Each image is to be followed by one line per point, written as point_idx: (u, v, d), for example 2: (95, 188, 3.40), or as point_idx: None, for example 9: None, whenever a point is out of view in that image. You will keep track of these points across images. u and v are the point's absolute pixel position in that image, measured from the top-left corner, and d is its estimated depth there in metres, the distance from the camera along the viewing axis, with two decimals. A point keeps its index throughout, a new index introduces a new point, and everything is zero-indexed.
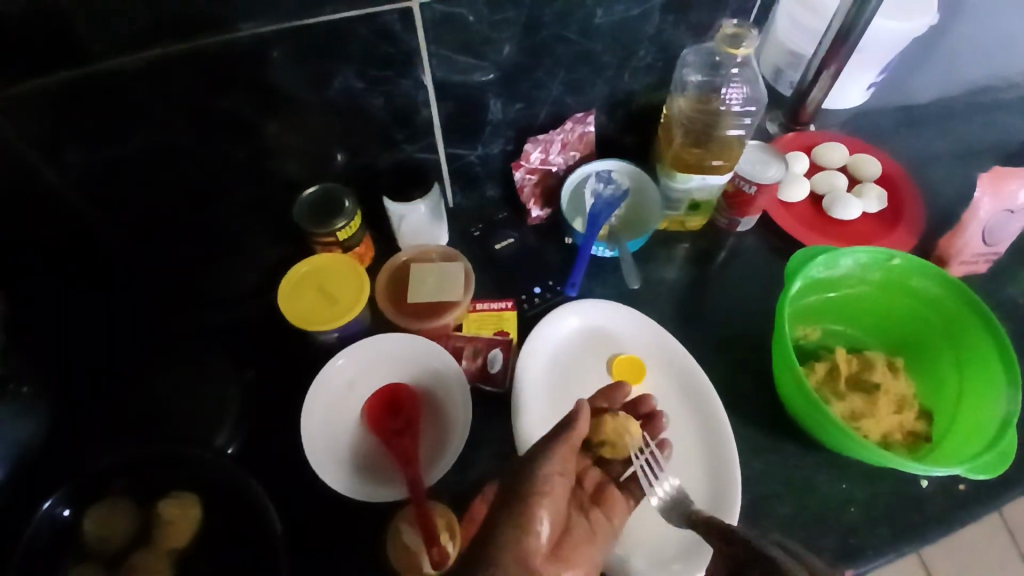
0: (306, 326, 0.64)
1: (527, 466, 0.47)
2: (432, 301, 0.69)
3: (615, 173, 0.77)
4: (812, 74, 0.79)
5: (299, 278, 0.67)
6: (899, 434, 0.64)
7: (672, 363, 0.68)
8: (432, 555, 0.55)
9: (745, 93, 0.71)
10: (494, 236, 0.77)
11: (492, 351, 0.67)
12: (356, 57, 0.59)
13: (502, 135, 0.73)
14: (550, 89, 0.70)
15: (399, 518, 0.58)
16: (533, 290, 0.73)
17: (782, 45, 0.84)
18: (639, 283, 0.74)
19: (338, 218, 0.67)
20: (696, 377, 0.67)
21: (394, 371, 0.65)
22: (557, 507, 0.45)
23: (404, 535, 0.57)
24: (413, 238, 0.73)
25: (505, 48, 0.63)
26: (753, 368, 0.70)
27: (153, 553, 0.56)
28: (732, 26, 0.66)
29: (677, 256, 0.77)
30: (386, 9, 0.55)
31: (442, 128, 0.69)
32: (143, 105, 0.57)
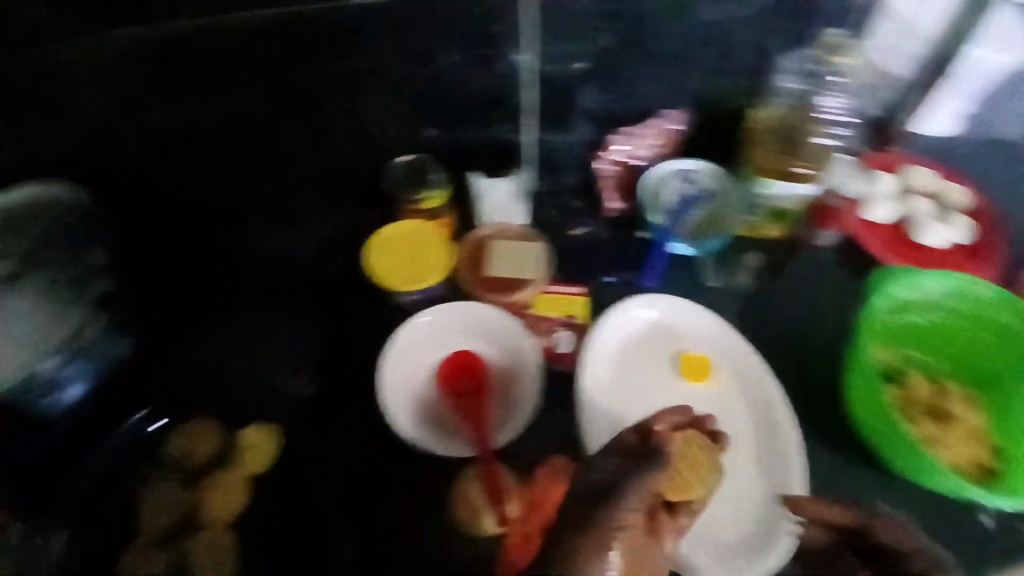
0: (387, 283, 0.67)
1: (604, 494, 0.43)
2: (506, 277, 0.70)
3: (698, 172, 0.76)
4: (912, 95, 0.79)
5: (387, 238, 0.70)
6: (971, 465, 0.63)
7: (739, 366, 0.68)
8: (498, 515, 0.56)
9: (841, 103, 0.73)
10: (569, 224, 0.77)
11: (559, 332, 0.69)
12: (468, 34, 0.63)
13: (590, 124, 0.74)
14: (643, 83, 0.72)
15: (463, 477, 0.60)
16: (605, 279, 0.74)
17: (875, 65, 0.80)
18: (714, 282, 0.75)
19: (429, 188, 0.72)
20: (763, 381, 0.67)
21: (464, 339, 0.66)
22: (632, 542, 0.43)
23: (469, 499, 0.58)
24: (493, 216, 0.73)
25: (604, 40, 0.67)
26: (817, 382, 0.70)
27: (235, 475, 0.61)
28: (833, 36, 0.70)
29: (747, 263, 0.76)
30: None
31: (536, 110, 0.71)
32: (272, 60, 0.62)
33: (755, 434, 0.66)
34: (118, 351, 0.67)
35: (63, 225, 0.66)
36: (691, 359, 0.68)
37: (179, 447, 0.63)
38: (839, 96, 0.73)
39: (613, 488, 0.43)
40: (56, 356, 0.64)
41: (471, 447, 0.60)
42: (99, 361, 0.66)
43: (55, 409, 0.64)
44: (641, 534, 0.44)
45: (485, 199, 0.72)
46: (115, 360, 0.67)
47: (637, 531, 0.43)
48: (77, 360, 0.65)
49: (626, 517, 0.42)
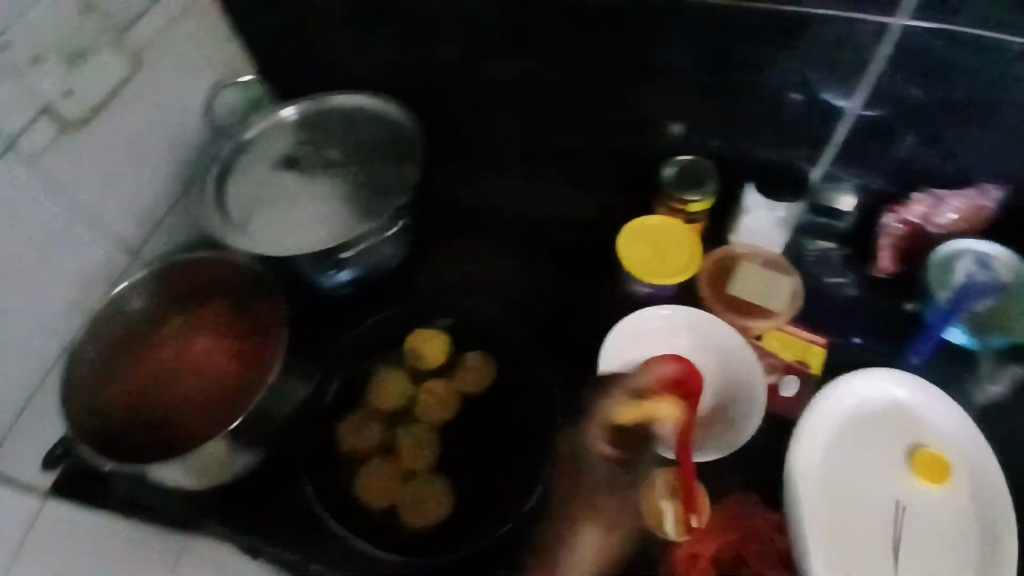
0: (631, 270, 0.67)
1: (626, 511, 0.55)
2: (748, 302, 0.68)
3: (997, 262, 0.68)
4: None
5: (640, 229, 0.69)
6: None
7: (980, 481, 0.60)
8: (692, 521, 0.58)
9: None
10: (826, 270, 0.73)
11: (788, 375, 0.65)
12: (806, 57, 0.60)
13: (888, 173, 0.69)
14: (975, 148, 0.64)
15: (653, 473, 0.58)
16: (851, 339, 0.69)
17: None
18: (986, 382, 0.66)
19: (694, 191, 0.68)
20: (1002, 507, 0.58)
21: (687, 347, 0.66)
22: (605, 522, 0.54)
23: (660, 494, 0.58)
24: (750, 239, 0.71)
25: (956, 94, 0.59)
26: None
27: (453, 389, 0.64)
28: None
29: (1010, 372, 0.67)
30: (870, 18, 0.55)
31: (839, 146, 0.67)
32: (606, 39, 0.63)
33: (970, 554, 0.58)
34: (388, 254, 0.70)
35: (380, 131, 0.72)
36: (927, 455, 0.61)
37: (410, 347, 0.66)
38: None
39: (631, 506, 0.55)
40: (350, 246, 0.66)
41: (671, 450, 0.59)
42: (368, 265, 0.70)
43: (329, 292, 0.71)
44: (613, 515, 0.54)
45: (753, 219, 0.69)
46: (385, 263, 0.71)
47: (607, 511, 0.54)
48: (355, 261, 0.68)
49: (599, 513, 0.54)
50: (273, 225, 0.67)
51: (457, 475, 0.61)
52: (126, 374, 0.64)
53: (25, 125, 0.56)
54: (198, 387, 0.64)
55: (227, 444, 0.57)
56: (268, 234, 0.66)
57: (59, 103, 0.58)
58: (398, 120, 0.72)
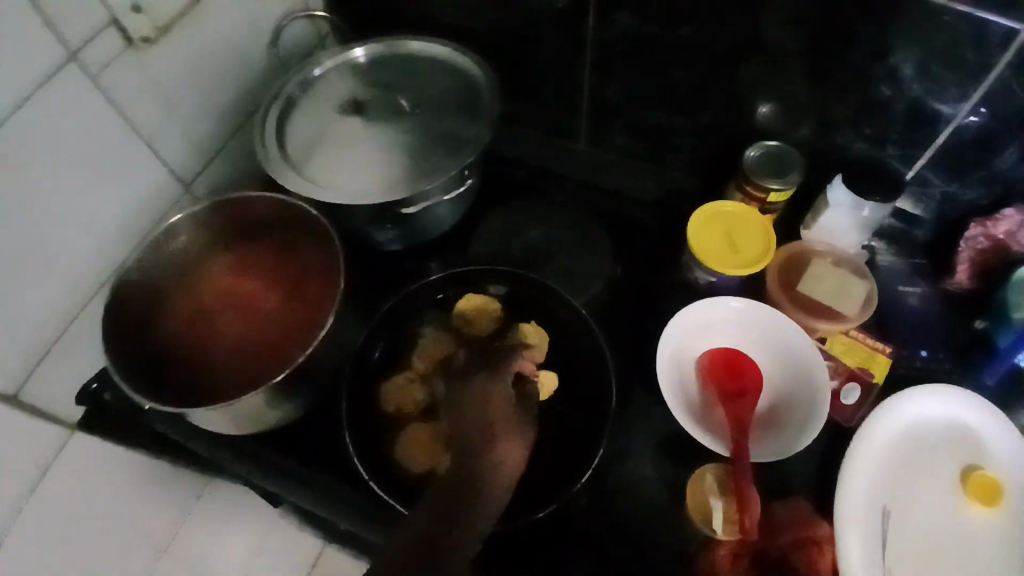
0: (697, 254, 0.65)
1: (497, 418, 0.49)
2: (816, 303, 0.65)
3: None
4: None
5: (713, 213, 0.67)
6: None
7: None
8: (743, 521, 0.55)
9: None
10: (902, 278, 0.71)
11: (850, 383, 0.63)
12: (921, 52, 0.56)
13: (987, 187, 0.64)
14: None
15: (707, 471, 0.58)
16: (918, 353, 0.67)
17: None
18: None
19: (774, 179, 0.65)
20: None
21: (752, 345, 0.63)
22: (508, 433, 0.48)
23: (710, 489, 0.57)
24: (824, 236, 0.68)
25: None
26: None
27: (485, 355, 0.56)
28: None
29: None
30: (999, 20, 0.51)
31: (938, 148, 0.63)
32: (709, 11, 0.59)
33: None
34: (447, 214, 0.68)
35: (455, 81, 0.69)
36: (987, 485, 0.58)
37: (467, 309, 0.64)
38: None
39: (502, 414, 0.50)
40: (412, 202, 0.63)
41: (727, 446, 0.57)
42: (423, 227, 0.68)
43: (382, 245, 0.68)
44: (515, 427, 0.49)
45: (833, 214, 0.66)
46: (442, 224, 0.69)
47: (509, 427, 0.49)
48: (409, 224, 0.66)
49: (503, 438, 0.48)
50: (335, 169, 0.64)
51: (468, 436, 0.48)
52: (179, 287, 0.62)
53: (91, 35, 0.53)
54: (251, 323, 0.63)
55: (270, 396, 0.54)
56: (329, 178, 0.63)
57: (124, 17, 0.54)
58: (475, 70, 0.69)
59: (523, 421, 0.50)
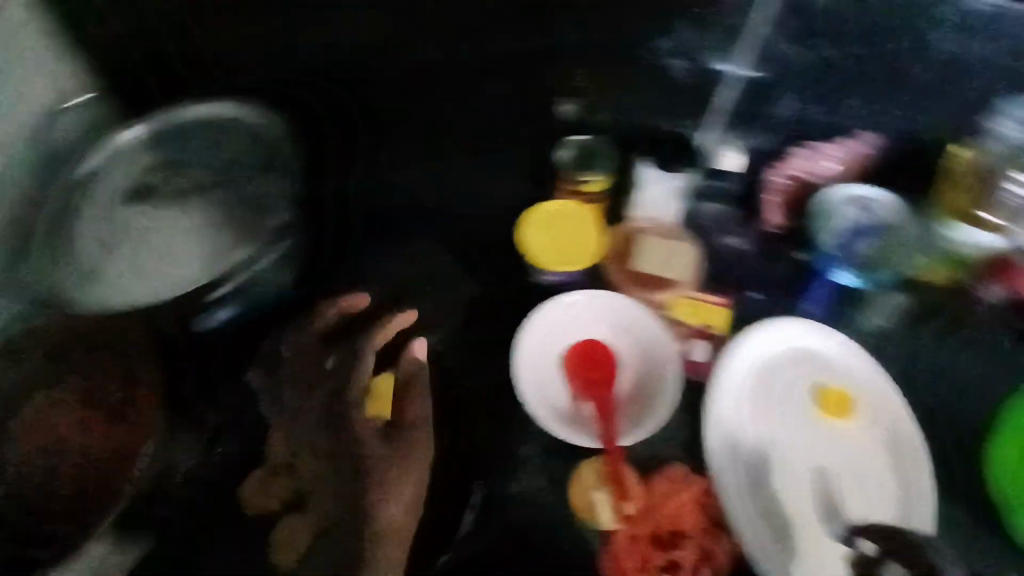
0: (534, 257, 0.68)
1: (376, 504, 0.58)
2: (651, 275, 0.69)
3: (880, 204, 0.69)
4: None
5: (540, 215, 0.70)
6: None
7: (886, 416, 0.64)
8: (624, 507, 0.59)
9: None
10: (721, 230, 0.73)
11: (694, 340, 0.67)
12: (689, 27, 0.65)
13: (771, 135, 0.72)
14: (852, 101, 0.68)
15: (585, 466, 0.61)
16: (751, 296, 0.71)
17: None
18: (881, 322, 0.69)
19: (587, 171, 0.70)
20: (909, 438, 0.63)
21: (605, 332, 0.66)
22: (389, 517, 0.58)
23: (592, 485, 0.60)
24: (647, 211, 0.72)
25: (821, 51, 0.65)
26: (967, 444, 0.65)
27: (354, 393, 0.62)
28: None
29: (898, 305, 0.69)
30: None
31: (724, 111, 0.71)
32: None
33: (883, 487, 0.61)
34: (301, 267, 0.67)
35: (245, 143, 0.72)
36: (836, 399, 0.64)
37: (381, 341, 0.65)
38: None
39: (380, 496, 0.58)
40: (225, 281, 0.68)
41: (597, 439, 0.60)
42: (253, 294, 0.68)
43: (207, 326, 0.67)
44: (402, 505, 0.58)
45: (647, 192, 0.71)
46: (271, 290, 0.68)
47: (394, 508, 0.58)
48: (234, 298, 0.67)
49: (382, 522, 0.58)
50: (159, 261, 0.68)
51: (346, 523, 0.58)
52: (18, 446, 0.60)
53: None
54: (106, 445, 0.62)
55: None
56: (149, 285, 0.66)
57: None
58: (257, 126, 0.72)
59: (405, 499, 0.59)
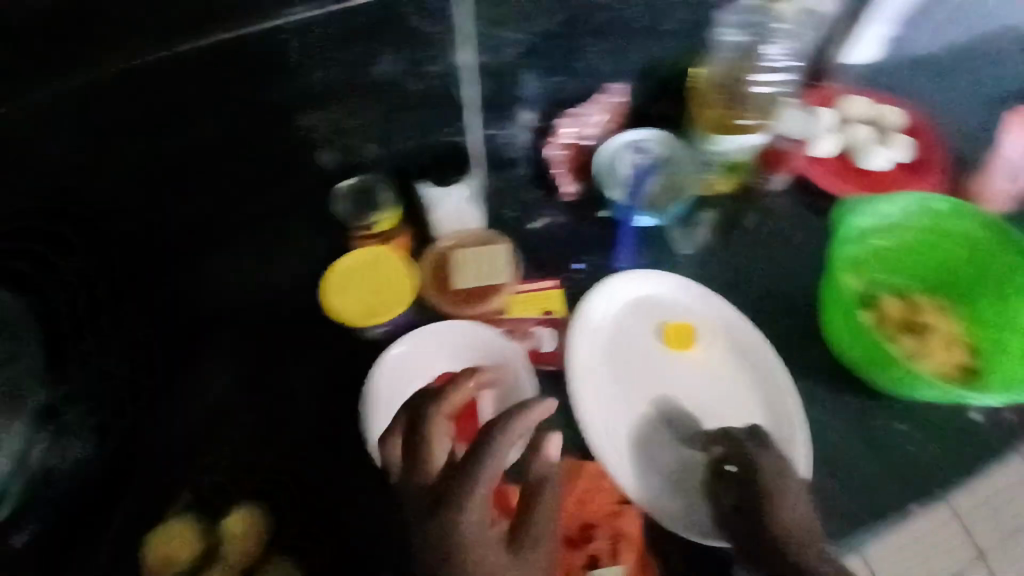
0: (349, 322, 0.64)
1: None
2: (476, 287, 0.68)
3: (650, 142, 0.75)
4: (824, 32, 0.82)
5: (343, 271, 0.66)
6: (955, 370, 0.62)
7: (722, 326, 0.68)
8: None
9: (784, 48, 0.72)
10: (528, 216, 0.74)
11: (541, 330, 0.68)
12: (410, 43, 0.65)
13: (533, 111, 0.73)
14: (585, 55, 0.71)
15: None
16: (576, 266, 0.72)
17: None
18: (689, 249, 0.73)
19: (375, 211, 0.68)
20: (750, 336, 0.67)
21: (450, 362, 0.64)
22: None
23: None
24: (449, 224, 0.70)
25: (535, 26, 0.67)
26: (800, 319, 0.70)
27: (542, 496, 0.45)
28: None
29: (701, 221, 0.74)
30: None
31: (478, 107, 0.72)
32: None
33: (742, 391, 0.65)
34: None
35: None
36: (676, 330, 0.67)
37: (454, 405, 0.48)
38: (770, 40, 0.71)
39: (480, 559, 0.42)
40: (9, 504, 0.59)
41: None
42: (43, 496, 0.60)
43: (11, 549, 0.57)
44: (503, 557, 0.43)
45: (439, 207, 0.69)
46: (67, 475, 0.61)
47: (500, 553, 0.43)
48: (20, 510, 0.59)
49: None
50: None
51: None
52: None
53: None
54: None
55: None
56: None
57: None
58: None
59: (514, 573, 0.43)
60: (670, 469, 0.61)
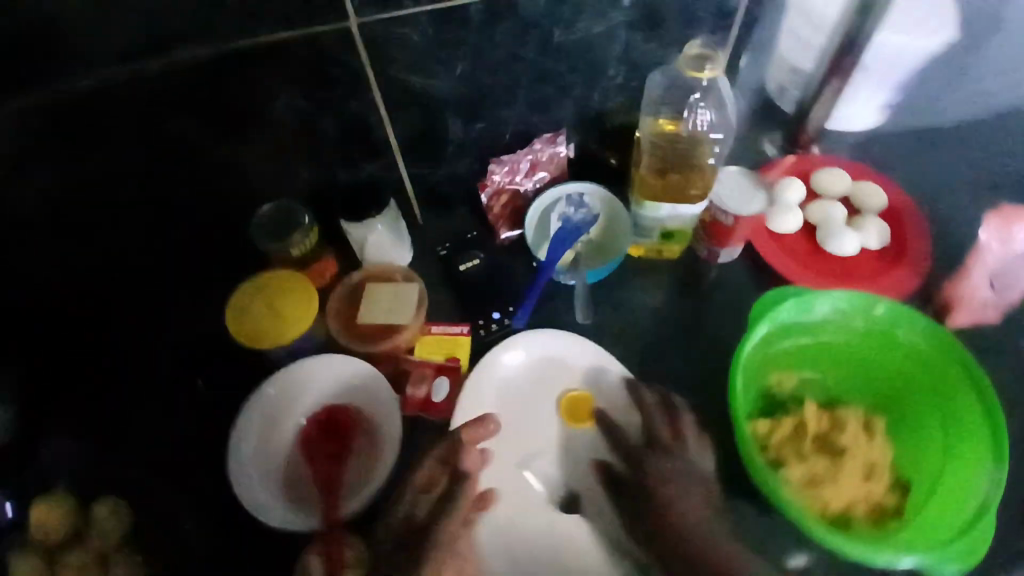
0: (250, 343, 0.65)
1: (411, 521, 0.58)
2: (382, 323, 0.68)
3: (588, 197, 0.74)
4: (812, 91, 0.77)
5: (252, 292, 0.68)
6: (864, 505, 0.57)
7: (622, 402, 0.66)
8: None
9: (711, 119, 0.66)
10: (461, 256, 0.74)
11: (439, 378, 0.67)
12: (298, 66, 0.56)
13: (466, 155, 0.72)
14: (514, 106, 0.67)
15: (304, 554, 0.59)
16: (492, 316, 0.71)
17: (784, 62, 0.76)
18: (586, 318, 0.71)
19: (292, 232, 0.68)
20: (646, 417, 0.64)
21: (337, 394, 0.66)
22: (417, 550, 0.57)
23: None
24: (376, 255, 0.72)
25: (458, 68, 0.61)
26: (709, 407, 0.66)
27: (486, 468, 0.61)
28: (698, 46, 0.57)
29: (626, 290, 0.73)
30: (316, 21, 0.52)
31: (402, 147, 0.68)
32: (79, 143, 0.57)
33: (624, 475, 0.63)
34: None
35: None
36: None
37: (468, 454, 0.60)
38: (710, 105, 0.65)
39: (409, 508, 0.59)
40: None
41: (318, 515, 0.59)
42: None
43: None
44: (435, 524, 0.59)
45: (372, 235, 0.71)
46: None
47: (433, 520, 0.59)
48: None
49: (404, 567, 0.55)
50: None
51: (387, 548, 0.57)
52: None
53: None
54: None
55: None
56: None
57: None
58: None
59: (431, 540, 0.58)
60: (564, 547, 0.61)
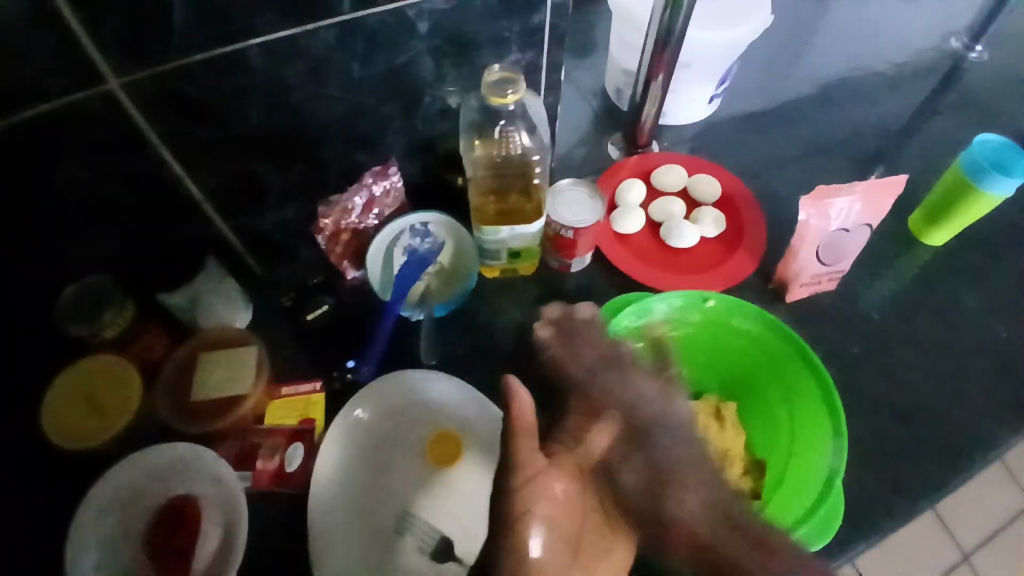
0: (76, 439, 0.62)
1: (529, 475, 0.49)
2: (218, 396, 0.63)
3: (432, 225, 0.71)
4: (642, 87, 0.76)
5: (71, 387, 0.63)
6: None
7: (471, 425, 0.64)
8: None
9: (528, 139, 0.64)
10: (306, 305, 0.68)
11: (293, 446, 0.61)
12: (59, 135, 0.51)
13: (292, 201, 0.68)
14: (335, 144, 0.64)
15: None
16: (347, 364, 0.67)
17: (618, 65, 0.84)
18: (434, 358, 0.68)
19: (102, 312, 0.62)
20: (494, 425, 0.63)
21: (178, 483, 0.61)
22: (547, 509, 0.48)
23: None
24: (209, 319, 0.67)
25: (252, 114, 0.57)
26: None
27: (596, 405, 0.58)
28: (498, 70, 0.55)
29: (485, 310, 0.72)
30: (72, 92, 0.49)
31: (213, 201, 0.63)
32: None
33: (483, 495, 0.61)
34: None
35: None
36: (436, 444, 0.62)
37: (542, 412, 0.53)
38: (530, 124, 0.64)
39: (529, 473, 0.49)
40: None
41: None
42: None
43: None
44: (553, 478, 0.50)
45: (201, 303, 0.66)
46: None
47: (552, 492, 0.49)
48: None
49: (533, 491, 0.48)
50: None
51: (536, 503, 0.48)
52: None
53: None
54: None
55: None
56: None
57: None
58: None
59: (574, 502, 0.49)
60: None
